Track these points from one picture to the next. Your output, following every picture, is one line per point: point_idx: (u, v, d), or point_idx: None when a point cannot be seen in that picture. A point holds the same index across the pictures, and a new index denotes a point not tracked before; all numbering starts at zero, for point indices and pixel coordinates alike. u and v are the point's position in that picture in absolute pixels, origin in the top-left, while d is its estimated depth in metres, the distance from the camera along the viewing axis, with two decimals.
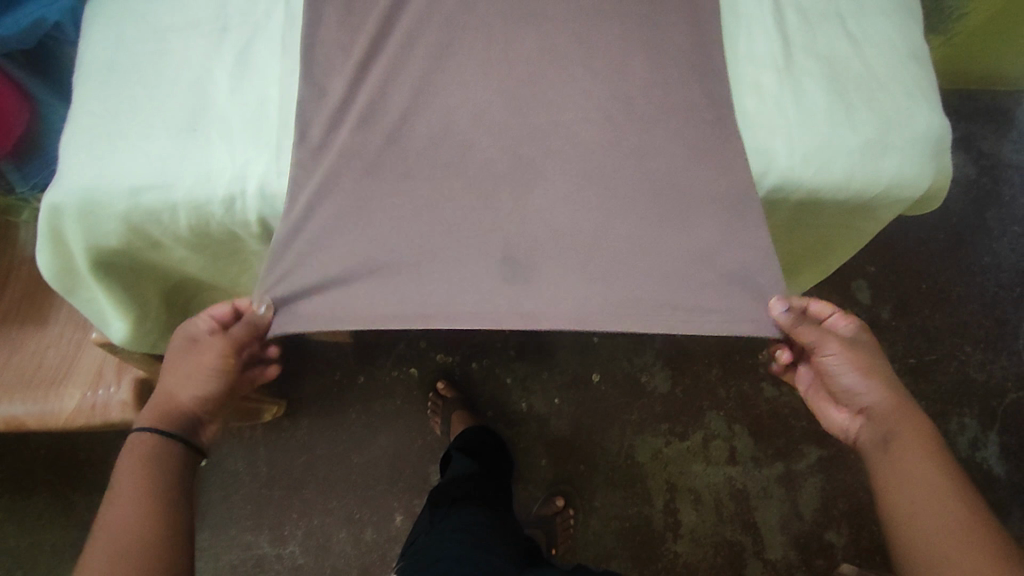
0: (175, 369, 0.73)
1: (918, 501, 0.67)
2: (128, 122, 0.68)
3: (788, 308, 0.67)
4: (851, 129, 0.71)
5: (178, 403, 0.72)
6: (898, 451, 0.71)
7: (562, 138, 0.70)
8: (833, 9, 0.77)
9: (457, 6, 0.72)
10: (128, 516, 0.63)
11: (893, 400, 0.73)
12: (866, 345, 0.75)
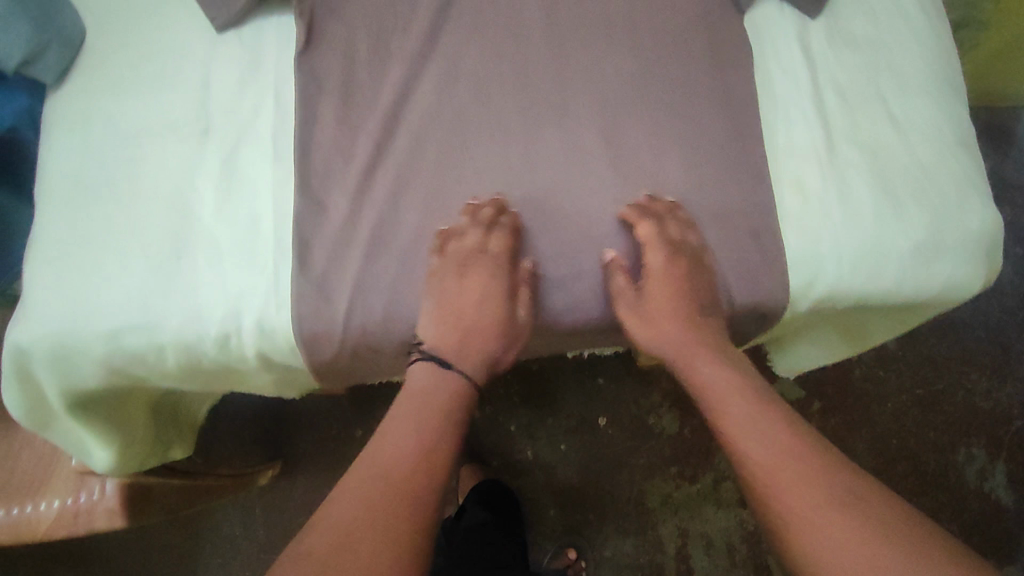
0: (471, 279, 0.63)
1: (758, 441, 0.55)
2: (101, 245, 0.59)
3: (614, 260, 0.63)
4: (902, 231, 0.66)
5: (483, 327, 0.63)
6: (710, 405, 0.60)
7: (591, 253, 0.64)
8: (874, 87, 0.70)
9: (470, 103, 0.66)
10: (405, 476, 0.52)
11: (688, 345, 0.63)
12: (688, 264, 0.64)
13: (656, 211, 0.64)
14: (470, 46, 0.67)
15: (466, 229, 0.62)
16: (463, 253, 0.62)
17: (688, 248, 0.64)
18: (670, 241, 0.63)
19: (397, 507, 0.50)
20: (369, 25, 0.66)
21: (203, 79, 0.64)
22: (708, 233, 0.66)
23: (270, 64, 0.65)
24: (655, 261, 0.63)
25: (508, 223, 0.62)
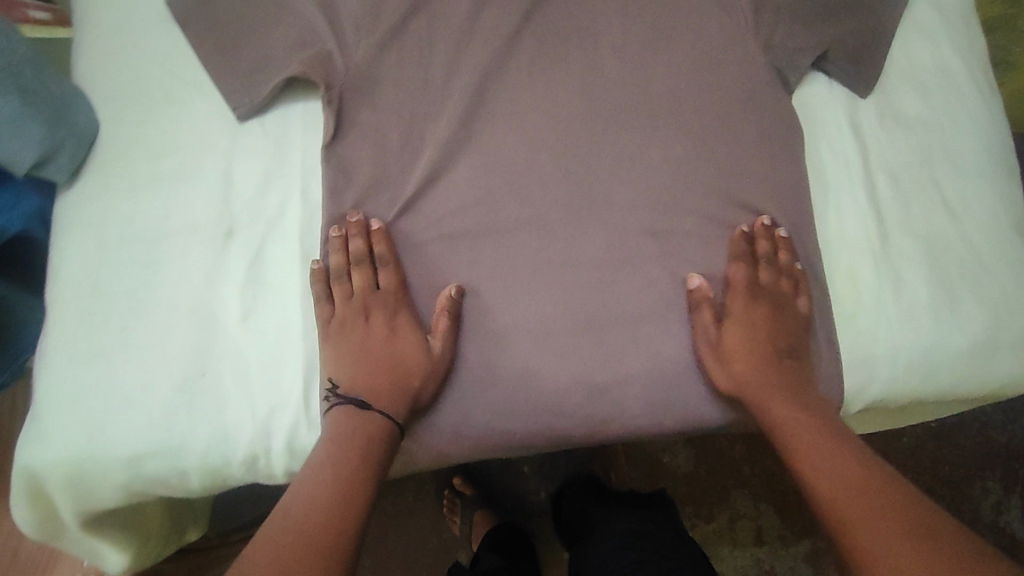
0: (375, 321, 0.59)
1: (829, 468, 0.54)
2: (118, 361, 0.55)
3: (701, 286, 0.61)
4: (959, 329, 0.63)
5: (409, 361, 0.57)
6: (775, 428, 0.58)
7: (640, 356, 0.60)
8: (928, 172, 0.67)
9: (508, 197, 0.63)
10: (316, 514, 0.49)
11: (777, 361, 0.61)
12: (769, 297, 0.63)
13: (770, 239, 0.64)
14: (508, 134, 0.64)
15: (348, 270, 0.59)
16: (356, 294, 0.58)
17: (770, 281, 0.63)
18: (778, 283, 0.63)
19: (307, 547, 0.46)
20: (402, 111, 0.63)
21: (226, 173, 0.60)
22: (783, 250, 0.63)
23: (295, 156, 0.61)
24: (735, 301, 0.62)
25: (381, 234, 0.59)
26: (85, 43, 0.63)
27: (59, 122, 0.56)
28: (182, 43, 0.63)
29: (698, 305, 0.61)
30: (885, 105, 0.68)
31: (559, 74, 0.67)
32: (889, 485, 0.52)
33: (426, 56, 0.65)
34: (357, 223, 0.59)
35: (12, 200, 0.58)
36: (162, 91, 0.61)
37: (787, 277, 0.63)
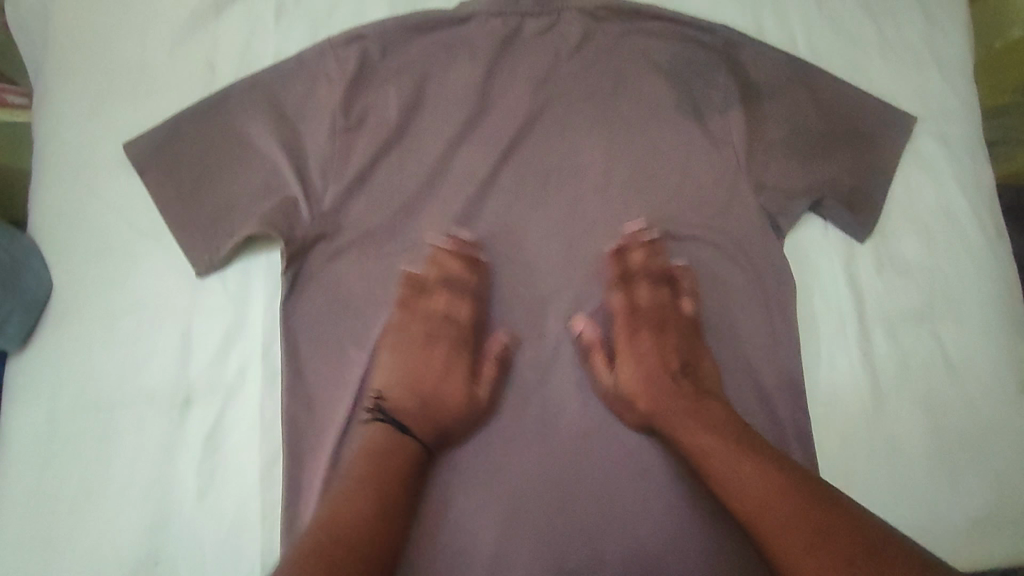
0: (439, 346, 0.59)
1: (740, 471, 0.49)
2: (65, 546, 0.53)
3: (586, 329, 0.60)
4: (955, 505, 0.59)
5: (446, 391, 0.57)
6: (671, 433, 0.54)
7: (616, 535, 0.56)
8: (926, 324, 0.63)
9: (479, 355, 0.60)
10: (352, 525, 0.46)
11: (658, 398, 0.56)
12: (657, 313, 0.61)
13: (643, 245, 0.62)
14: (482, 284, 0.61)
15: (424, 286, 0.61)
16: (434, 314, 0.60)
17: (671, 300, 0.62)
18: (660, 299, 0.62)
19: (344, 554, 0.45)
20: (369, 264, 0.61)
21: (184, 335, 0.58)
22: (659, 255, 0.63)
23: (257, 312, 0.59)
24: (618, 335, 0.61)
25: (481, 268, 0.62)
26: (38, 190, 0.60)
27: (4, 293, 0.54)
28: (140, 191, 0.60)
29: (586, 352, 0.60)
30: (883, 250, 0.64)
31: (536, 218, 0.63)
32: (781, 482, 0.48)
33: (396, 201, 0.62)
34: (444, 250, 0.61)
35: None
36: (117, 245, 0.59)
37: (664, 284, 0.62)
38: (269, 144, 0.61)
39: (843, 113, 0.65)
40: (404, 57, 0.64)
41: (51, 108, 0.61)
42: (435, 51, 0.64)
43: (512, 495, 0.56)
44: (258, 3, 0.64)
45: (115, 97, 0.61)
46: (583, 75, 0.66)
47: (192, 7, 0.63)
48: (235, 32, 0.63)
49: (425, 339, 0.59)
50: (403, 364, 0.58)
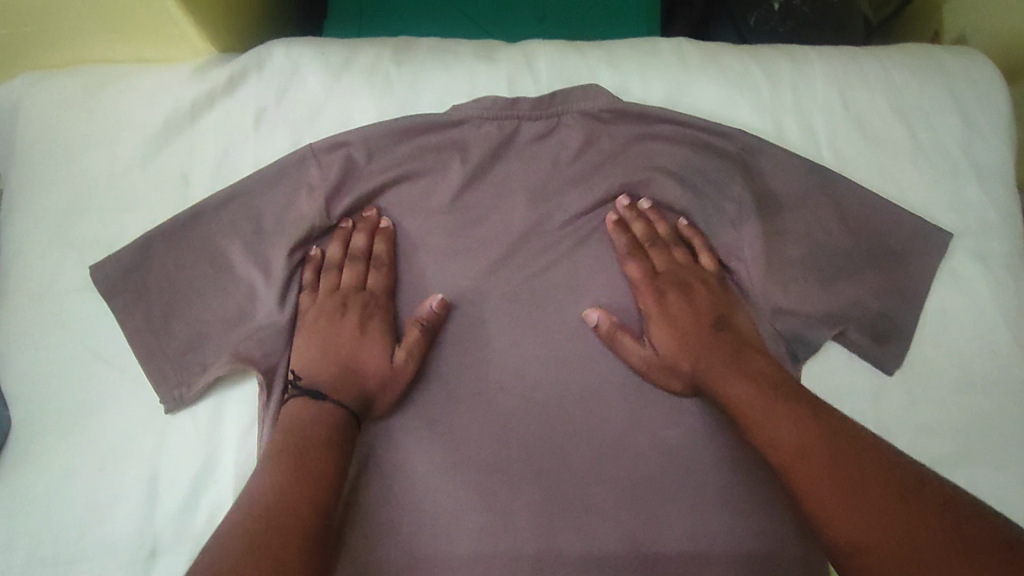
0: (352, 314, 0.56)
1: (779, 420, 0.46)
2: None
3: (602, 319, 0.56)
4: None
5: (369, 360, 0.54)
6: (711, 378, 0.52)
7: None
8: (959, 467, 0.57)
9: (459, 501, 0.53)
10: (277, 499, 0.43)
11: (689, 349, 0.54)
12: (677, 275, 0.58)
13: (642, 218, 0.60)
14: (468, 416, 0.55)
15: (341, 264, 0.58)
16: (340, 288, 0.57)
17: (689, 262, 0.60)
18: (676, 259, 0.59)
19: (263, 528, 0.42)
20: None
21: (150, 479, 0.53)
22: (659, 222, 0.61)
23: (229, 453, 0.54)
24: (646, 301, 0.58)
25: (384, 233, 0.59)
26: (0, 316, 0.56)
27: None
28: (109, 317, 0.56)
29: (611, 336, 0.56)
30: (910, 382, 0.59)
31: (534, 340, 0.57)
32: (830, 433, 0.45)
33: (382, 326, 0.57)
34: (346, 228, 0.59)
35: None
36: (81, 378, 0.55)
37: (680, 246, 0.60)
38: (248, 264, 0.57)
39: (870, 226, 0.60)
40: (393, 169, 0.59)
41: (20, 227, 0.58)
42: (424, 162, 0.60)
43: (498, 464, 0.54)
44: (239, 107, 0.61)
45: (84, 211, 0.58)
46: (585, 183, 0.61)
47: (168, 114, 0.60)
48: (214, 141, 0.60)
49: (336, 310, 0.56)
50: (321, 337, 0.54)
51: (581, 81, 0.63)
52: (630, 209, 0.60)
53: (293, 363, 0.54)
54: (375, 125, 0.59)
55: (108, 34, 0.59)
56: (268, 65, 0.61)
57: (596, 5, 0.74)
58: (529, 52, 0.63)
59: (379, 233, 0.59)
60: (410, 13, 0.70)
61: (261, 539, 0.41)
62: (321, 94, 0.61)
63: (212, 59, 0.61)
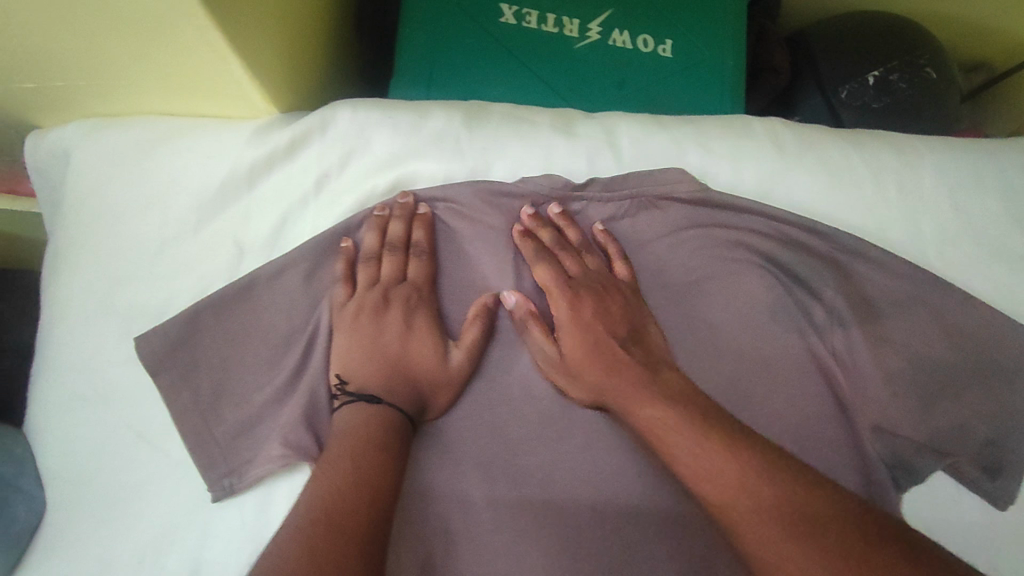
0: (396, 319, 0.52)
1: (702, 454, 0.43)
2: None
3: (518, 303, 0.54)
4: None
5: (418, 364, 0.51)
6: (614, 395, 0.49)
7: None
8: None
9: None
10: (335, 499, 0.42)
11: (596, 364, 0.51)
12: (596, 280, 0.53)
13: (550, 221, 0.55)
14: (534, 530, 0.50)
15: (380, 253, 0.54)
16: (379, 282, 0.54)
17: (600, 267, 0.55)
18: (586, 265, 0.54)
19: (325, 532, 0.39)
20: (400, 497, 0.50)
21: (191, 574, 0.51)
22: (568, 227, 0.55)
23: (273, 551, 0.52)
24: (558, 308, 0.53)
25: (423, 219, 0.55)
26: (46, 387, 0.55)
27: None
28: (154, 396, 0.54)
29: (523, 322, 0.54)
30: (1016, 515, 0.54)
31: (604, 449, 0.53)
32: (784, 469, 0.41)
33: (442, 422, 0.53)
34: (383, 218, 0.55)
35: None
36: (123, 460, 0.53)
37: (590, 250, 0.55)
38: (304, 346, 0.54)
39: (983, 342, 0.54)
40: (462, 247, 0.56)
41: (65, 297, 0.56)
42: (497, 239, 0.56)
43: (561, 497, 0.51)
44: (299, 173, 0.56)
45: (133, 278, 0.55)
46: (656, 271, 0.56)
47: (224, 177, 0.56)
48: (271, 209, 0.56)
49: (376, 306, 0.52)
50: (361, 332, 0.52)
51: (667, 161, 0.57)
52: (531, 221, 0.55)
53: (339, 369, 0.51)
54: (445, 198, 0.56)
55: (165, 91, 0.56)
56: (330, 129, 0.57)
57: (679, 72, 0.69)
58: (612, 127, 0.58)
59: (415, 221, 0.55)
60: (482, 72, 0.65)
61: (326, 548, 0.38)
62: (386, 162, 0.57)
63: (272, 120, 0.57)
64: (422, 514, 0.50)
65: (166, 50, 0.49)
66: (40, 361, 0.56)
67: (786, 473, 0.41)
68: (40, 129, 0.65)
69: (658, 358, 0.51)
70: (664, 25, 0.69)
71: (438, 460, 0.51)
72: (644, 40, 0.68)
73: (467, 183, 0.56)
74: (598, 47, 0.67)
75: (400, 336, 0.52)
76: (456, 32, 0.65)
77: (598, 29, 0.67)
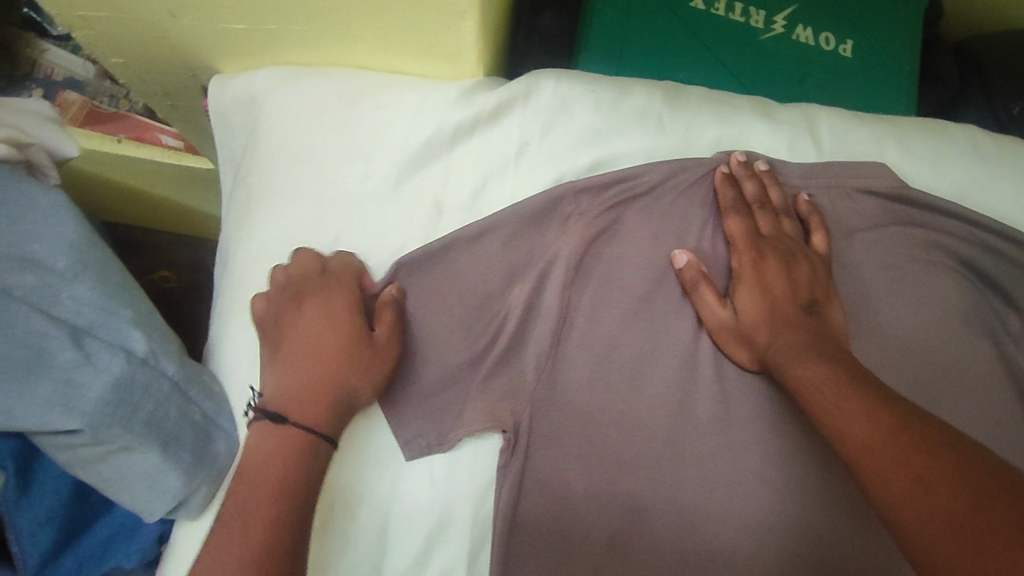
0: (589, 286, 0.55)
1: (846, 409, 0.44)
2: None
3: (688, 263, 0.54)
4: None
5: (615, 332, 0.54)
6: (777, 357, 0.50)
7: None
8: None
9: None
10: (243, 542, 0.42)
11: (774, 321, 0.51)
12: (782, 242, 0.53)
13: (752, 177, 0.55)
14: (717, 499, 0.52)
15: (580, 221, 0.55)
16: (576, 255, 0.54)
17: (798, 235, 0.54)
18: (783, 227, 0.54)
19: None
20: (590, 460, 0.52)
21: (384, 524, 0.51)
22: (772, 188, 0.55)
23: (463, 508, 0.52)
24: (741, 261, 0.53)
25: (620, 194, 0.55)
26: (238, 330, 0.55)
27: (198, 466, 0.48)
28: None
29: (693, 284, 0.53)
30: None
31: (794, 440, 0.53)
32: (921, 430, 0.40)
33: (635, 398, 0.53)
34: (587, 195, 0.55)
35: (131, 528, 0.51)
36: None
37: (789, 217, 0.55)
38: (501, 310, 0.53)
39: None
40: (662, 223, 0.56)
41: (259, 236, 0.56)
42: (698, 219, 0.56)
43: (743, 474, 0.52)
44: (501, 137, 0.57)
45: (329, 228, 0.56)
46: (857, 270, 0.56)
47: (428, 136, 0.56)
48: (471, 171, 0.56)
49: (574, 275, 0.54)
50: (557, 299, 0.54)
51: (869, 157, 0.57)
52: (726, 177, 0.55)
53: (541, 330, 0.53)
54: (646, 170, 0.56)
55: (379, 45, 0.55)
56: (533, 97, 0.57)
57: (859, 72, 0.68)
58: (813, 118, 0.58)
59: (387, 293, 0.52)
60: (668, 56, 0.66)
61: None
62: (586, 135, 0.57)
63: (478, 83, 0.57)
64: (611, 478, 0.52)
65: (406, 11, 0.49)
66: (229, 305, 0.56)
67: (908, 435, 0.40)
68: (223, 76, 0.63)
69: (836, 335, 0.50)
70: (845, 25, 0.69)
71: (630, 427, 0.53)
72: (826, 38, 0.68)
73: (671, 162, 0.56)
74: (781, 41, 0.67)
75: (599, 303, 0.54)
76: (645, 16, 0.66)
77: (782, 23, 0.67)
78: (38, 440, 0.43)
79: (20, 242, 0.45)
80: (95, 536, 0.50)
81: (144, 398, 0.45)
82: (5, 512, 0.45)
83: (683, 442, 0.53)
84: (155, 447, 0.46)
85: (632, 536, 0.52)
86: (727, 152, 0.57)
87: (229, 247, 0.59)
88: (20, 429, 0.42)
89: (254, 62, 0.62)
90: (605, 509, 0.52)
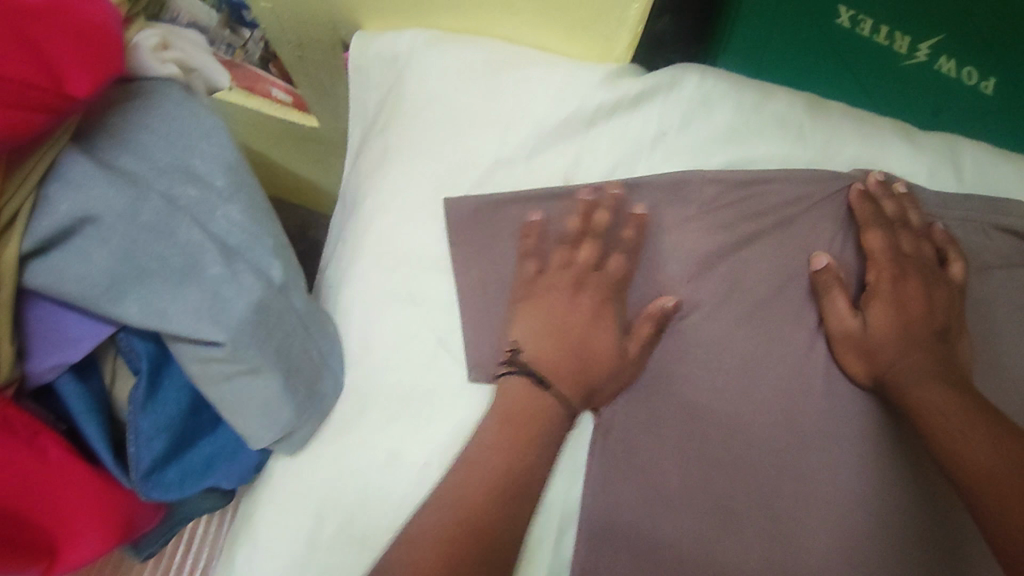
0: (711, 282, 0.53)
1: (974, 435, 0.43)
2: None
3: (829, 266, 0.53)
4: None
5: (730, 332, 0.53)
6: (901, 378, 0.49)
7: None
8: None
9: None
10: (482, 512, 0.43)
11: (903, 343, 0.50)
12: (920, 264, 0.53)
13: (893, 196, 0.55)
14: (814, 512, 0.51)
15: (709, 217, 0.54)
16: (701, 249, 0.54)
17: (937, 261, 0.54)
18: (923, 250, 0.54)
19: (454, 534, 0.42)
20: (689, 455, 0.51)
21: None
22: (913, 209, 0.55)
23: (559, 481, 0.53)
24: (880, 276, 0.53)
25: (753, 196, 0.55)
26: (358, 275, 0.56)
27: (307, 400, 0.50)
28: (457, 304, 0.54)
29: (826, 289, 0.53)
30: None
31: (901, 469, 0.52)
32: None
33: (742, 403, 0.52)
34: (720, 191, 0.55)
35: (233, 450, 0.53)
36: (426, 363, 0.53)
37: (928, 241, 0.54)
38: (620, 295, 0.54)
39: None
40: (793, 233, 0.55)
41: (386, 190, 0.58)
42: (829, 233, 0.55)
43: (844, 494, 0.51)
44: (640, 124, 0.57)
45: (459, 189, 0.56)
46: (987, 307, 0.54)
47: (569, 113, 0.57)
48: (606, 154, 0.57)
49: (697, 269, 0.53)
50: (678, 291, 0.53)
51: (1006, 195, 0.57)
52: (870, 191, 0.55)
53: (656, 319, 0.53)
54: (783, 175, 0.55)
55: (536, 20, 0.55)
56: (677, 89, 0.57)
57: (994, 112, 0.67)
58: (957, 148, 0.58)
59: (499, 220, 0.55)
60: (802, 73, 0.68)
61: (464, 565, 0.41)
62: (726, 133, 0.57)
63: (624, 68, 0.57)
64: (707, 477, 0.51)
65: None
66: (350, 249, 0.58)
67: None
68: (365, 32, 0.64)
69: (964, 367, 0.50)
70: (995, 61, 0.66)
71: (735, 428, 0.52)
72: (969, 73, 0.66)
73: (809, 170, 0.56)
74: (921, 70, 0.66)
75: (721, 301, 0.53)
76: (788, 27, 0.66)
77: (926, 51, 0.66)
78: (177, 346, 0.44)
79: (183, 155, 0.46)
80: (198, 453, 0.52)
81: (278, 324, 0.46)
82: (130, 413, 0.46)
83: (787, 451, 0.52)
84: (278, 374, 0.46)
85: (725, 537, 0.50)
86: (866, 170, 0.56)
87: (356, 195, 0.61)
88: (168, 332, 0.43)
89: (401, 23, 0.62)
90: (699, 505, 0.51)
